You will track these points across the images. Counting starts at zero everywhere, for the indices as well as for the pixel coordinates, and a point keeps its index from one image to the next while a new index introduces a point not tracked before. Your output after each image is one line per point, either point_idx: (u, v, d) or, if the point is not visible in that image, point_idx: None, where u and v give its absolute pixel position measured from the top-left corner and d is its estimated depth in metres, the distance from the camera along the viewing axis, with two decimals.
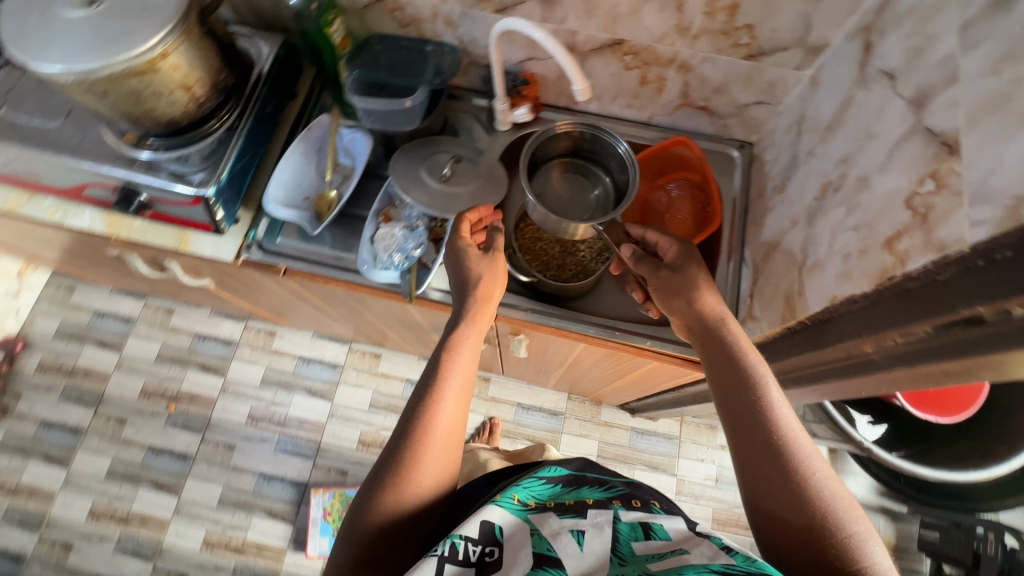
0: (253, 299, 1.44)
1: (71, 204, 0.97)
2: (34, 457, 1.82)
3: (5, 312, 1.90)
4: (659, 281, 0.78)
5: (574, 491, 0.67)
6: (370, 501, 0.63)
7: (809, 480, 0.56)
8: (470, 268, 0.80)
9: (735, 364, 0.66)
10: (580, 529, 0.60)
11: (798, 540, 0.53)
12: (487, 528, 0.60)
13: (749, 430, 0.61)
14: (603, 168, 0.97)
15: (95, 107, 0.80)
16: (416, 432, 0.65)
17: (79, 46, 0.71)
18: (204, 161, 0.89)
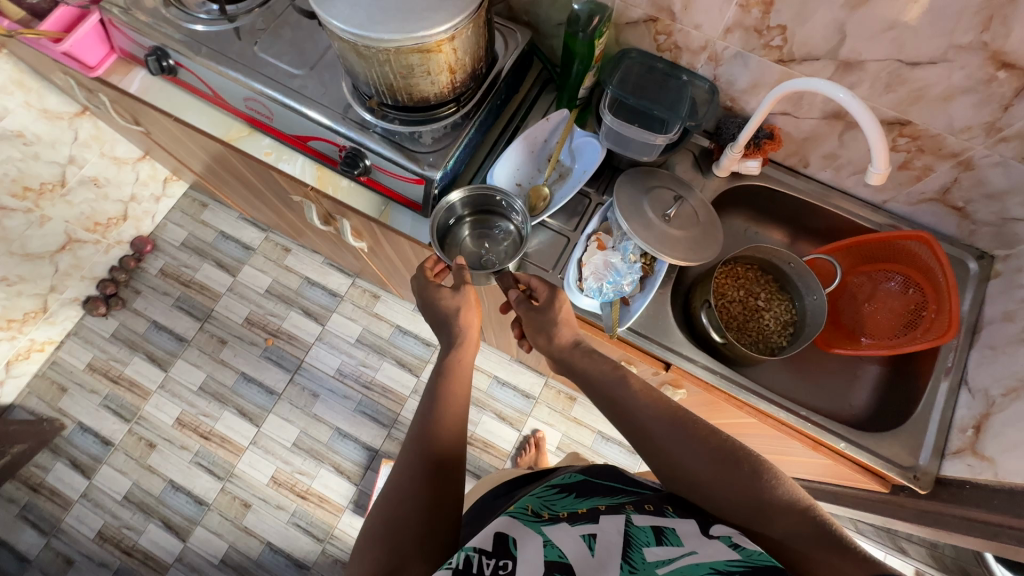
0: (390, 269, 1.45)
1: (288, 149, 0.99)
2: (139, 354, 1.93)
3: (144, 213, 2.01)
4: (530, 323, 0.80)
5: (583, 504, 0.65)
6: (381, 520, 0.64)
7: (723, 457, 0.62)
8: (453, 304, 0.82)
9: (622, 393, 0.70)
10: (592, 532, 0.55)
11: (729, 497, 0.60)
12: (500, 539, 0.56)
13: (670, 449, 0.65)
14: (504, 215, 0.93)
15: (359, 70, 0.79)
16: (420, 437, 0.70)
17: (383, 14, 0.70)
18: (436, 143, 0.88)
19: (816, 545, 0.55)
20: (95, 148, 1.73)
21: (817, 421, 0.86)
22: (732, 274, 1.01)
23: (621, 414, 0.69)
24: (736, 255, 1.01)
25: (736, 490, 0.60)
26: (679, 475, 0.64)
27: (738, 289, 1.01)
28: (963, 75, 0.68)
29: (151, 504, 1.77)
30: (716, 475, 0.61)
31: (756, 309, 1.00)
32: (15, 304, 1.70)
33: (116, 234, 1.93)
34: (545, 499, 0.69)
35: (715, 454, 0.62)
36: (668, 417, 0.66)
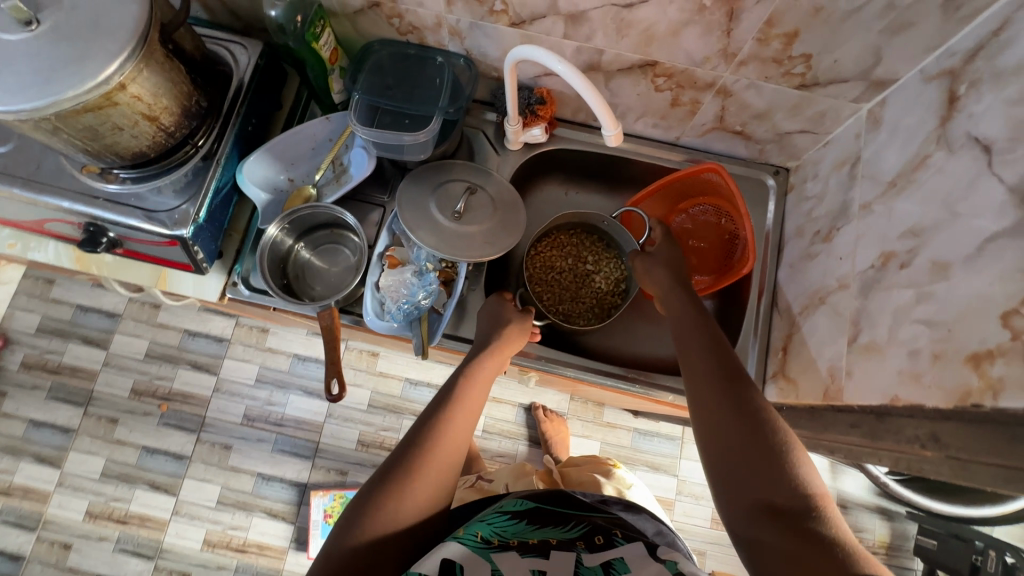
0: None
1: (31, 235, 0.87)
2: (25, 457, 1.78)
3: None
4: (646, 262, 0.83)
5: (536, 532, 0.65)
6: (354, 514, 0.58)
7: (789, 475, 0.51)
8: (503, 317, 0.81)
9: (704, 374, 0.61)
10: (541, 569, 0.57)
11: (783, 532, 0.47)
12: (447, 566, 0.56)
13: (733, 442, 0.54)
14: (348, 228, 0.87)
15: (43, 139, 0.68)
16: (418, 439, 0.64)
17: (18, 78, 0.59)
18: (180, 195, 0.79)
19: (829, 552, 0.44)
20: None
21: (643, 382, 0.88)
22: (560, 246, 0.98)
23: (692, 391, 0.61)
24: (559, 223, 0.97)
25: (758, 470, 0.52)
26: (707, 431, 0.58)
27: (568, 258, 0.98)
28: (676, 8, 0.64)
29: None
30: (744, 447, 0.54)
31: (588, 275, 0.98)
32: None
33: None
34: (494, 524, 0.65)
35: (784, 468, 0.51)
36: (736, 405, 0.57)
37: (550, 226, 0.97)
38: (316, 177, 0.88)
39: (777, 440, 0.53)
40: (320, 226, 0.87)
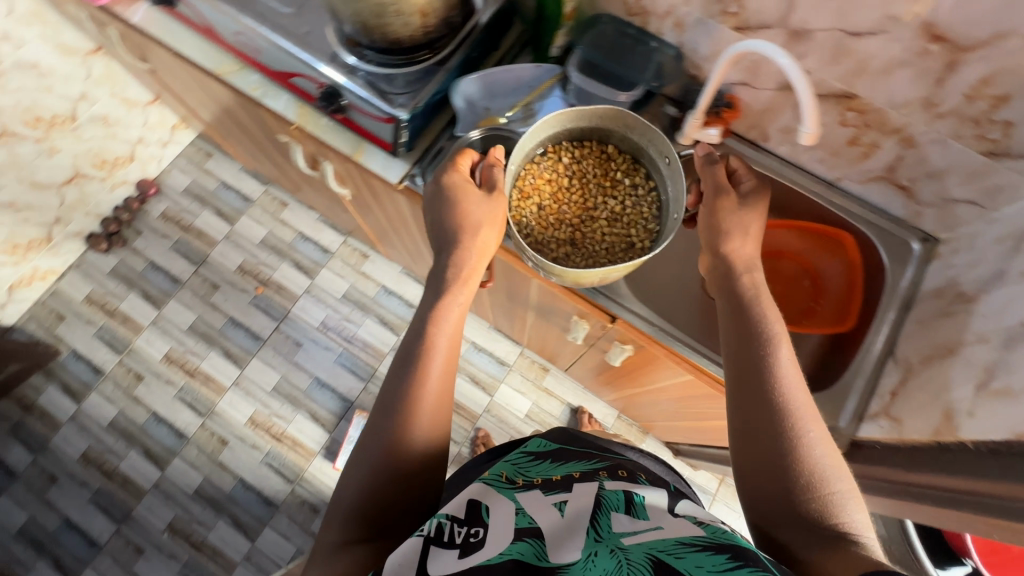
0: (375, 222, 1.51)
1: (273, 86, 1.04)
2: (136, 291, 2.01)
3: (151, 157, 2.07)
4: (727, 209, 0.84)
5: (560, 468, 0.76)
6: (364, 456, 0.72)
7: (798, 473, 0.63)
8: (438, 199, 0.88)
9: (740, 379, 0.73)
10: (564, 499, 0.67)
11: (788, 517, 0.61)
12: (474, 505, 0.69)
13: (755, 441, 0.67)
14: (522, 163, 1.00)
15: (341, 6, 0.84)
16: (406, 376, 0.76)
17: None
18: (408, 87, 0.93)
19: (830, 547, 0.56)
20: (107, 88, 1.79)
21: None
22: (579, 163, 0.97)
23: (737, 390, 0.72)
24: (584, 132, 0.97)
25: (777, 483, 0.64)
26: (741, 443, 0.69)
27: (579, 179, 0.98)
28: (901, 47, 0.72)
29: (135, 433, 1.85)
30: (771, 461, 0.65)
31: (592, 213, 0.98)
32: (21, 228, 1.80)
33: (122, 173, 2.00)
34: (519, 467, 0.79)
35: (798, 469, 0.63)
36: (758, 418, 0.68)
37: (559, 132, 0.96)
38: (508, 113, 1.00)
39: (802, 459, 0.64)
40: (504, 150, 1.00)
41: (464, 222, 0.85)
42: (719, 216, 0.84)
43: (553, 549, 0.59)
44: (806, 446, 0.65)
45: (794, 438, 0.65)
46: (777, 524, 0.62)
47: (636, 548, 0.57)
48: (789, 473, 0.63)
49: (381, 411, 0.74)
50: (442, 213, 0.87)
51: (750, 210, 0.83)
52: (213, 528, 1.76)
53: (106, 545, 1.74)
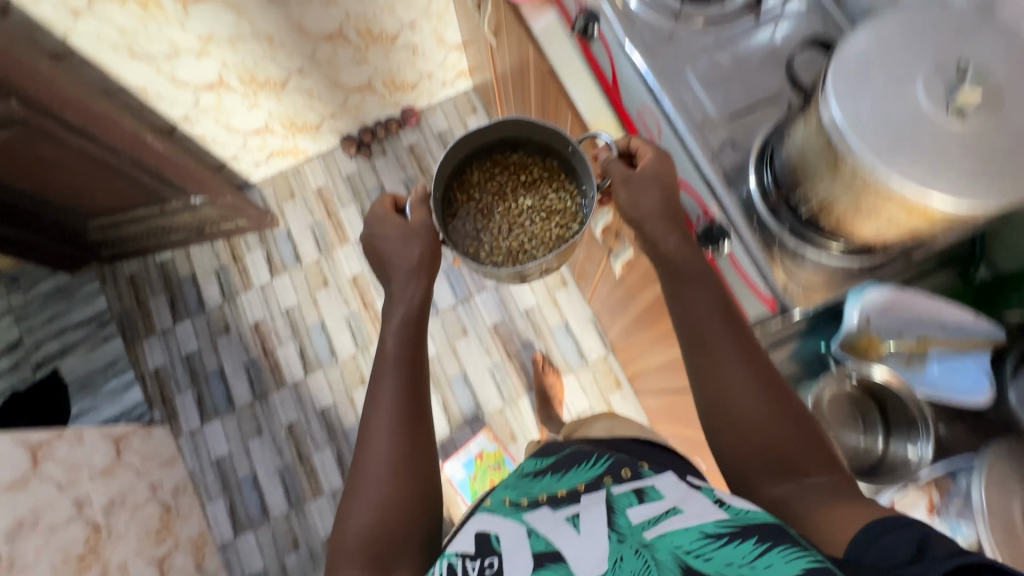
0: (615, 296, 1.37)
1: None
2: (358, 204, 2.10)
3: (428, 91, 2.09)
4: (627, 177, 0.82)
5: (563, 484, 0.73)
6: (360, 482, 0.75)
7: (738, 418, 0.72)
8: (403, 247, 0.90)
9: (711, 399, 0.75)
10: (575, 513, 0.65)
11: (781, 472, 0.68)
12: (484, 539, 0.65)
13: (738, 434, 0.71)
14: (888, 432, 0.85)
15: (810, 178, 0.68)
16: (372, 403, 0.81)
17: (911, 155, 0.56)
18: (810, 275, 0.78)
19: (813, 492, 0.64)
20: (433, 23, 1.78)
21: None
22: (496, 171, 0.94)
23: (717, 412, 0.74)
24: (484, 141, 0.92)
25: (766, 450, 0.70)
26: (716, 425, 0.74)
27: (499, 185, 0.95)
28: None
29: (300, 329, 1.98)
30: (749, 413, 0.71)
31: (513, 215, 0.95)
32: (305, 113, 1.91)
33: (399, 96, 2.04)
34: (519, 489, 0.75)
35: (738, 413, 0.72)
36: (730, 422, 0.73)
37: (478, 149, 0.92)
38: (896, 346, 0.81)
39: (769, 428, 0.70)
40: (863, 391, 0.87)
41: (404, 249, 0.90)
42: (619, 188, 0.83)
43: (579, 566, 0.58)
44: (737, 384, 0.73)
45: (749, 412, 0.71)
46: (754, 462, 0.69)
47: (661, 544, 0.58)
48: (727, 413, 0.73)
49: (371, 431, 0.78)
50: (398, 258, 0.90)
51: (662, 160, 0.81)
52: (320, 450, 1.86)
53: (239, 409, 1.92)
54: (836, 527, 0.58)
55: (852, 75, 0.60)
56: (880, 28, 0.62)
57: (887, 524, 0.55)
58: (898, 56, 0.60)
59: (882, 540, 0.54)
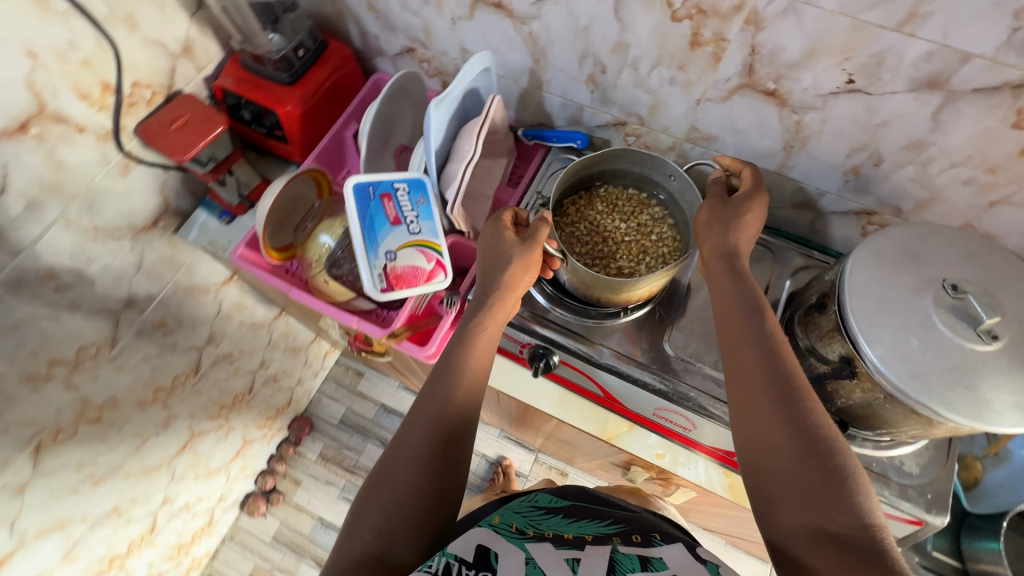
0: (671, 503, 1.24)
1: (682, 450, 0.84)
2: (307, 560, 1.64)
3: (304, 392, 1.79)
4: (713, 212, 0.70)
5: (570, 527, 0.61)
6: (373, 480, 0.56)
7: (797, 413, 0.52)
8: (506, 253, 0.69)
9: (760, 373, 0.56)
10: (576, 558, 0.54)
11: (821, 509, 0.48)
12: (480, 551, 0.52)
13: (776, 434, 0.52)
14: None
15: (884, 420, 0.66)
16: (428, 413, 0.59)
17: (994, 393, 0.57)
18: (926, 471, 0.72)
19: (836, 555, 0.45)
20: (281, 345, 1.54)
21: None
22: (589, 200, 0.84)
23: (746, 385, 0.57)
24: (585, 173, 0.83)
25: (799, 467, 0.50)
26: (741, 415, 0.56)
27: (592, 227, 0.82)
28: None
29: None
30: (786, 435, 0.52)
31: (607, 252, 0.81)
32: (187, 528, 1.48)
33: (279, 421, 1.71)
34: (529, 519, 0.63)
35: (798, 409, 0.52)
36: (778, 405, 0.53)
37: (572, 178, 0.82)
38: None
39: (825, 443, 0.51)
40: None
41: (494, 258, 0.70)
42: (699, 229, 0.70)
43: None
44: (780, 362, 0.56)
45: (803, 413, 0.52)
46: (791, 482, 0.50)
47: None
48: (781, 395, 0.54)
49: (409, 444, 0.57)
50: (488, 262, 0.70)
51: (749, 210, 0.68)
52: None
53: None
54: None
55: (882, 346, 0.60)
56: (856, 283, 0.64)
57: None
58: (896, 305, 0.62)
59: None
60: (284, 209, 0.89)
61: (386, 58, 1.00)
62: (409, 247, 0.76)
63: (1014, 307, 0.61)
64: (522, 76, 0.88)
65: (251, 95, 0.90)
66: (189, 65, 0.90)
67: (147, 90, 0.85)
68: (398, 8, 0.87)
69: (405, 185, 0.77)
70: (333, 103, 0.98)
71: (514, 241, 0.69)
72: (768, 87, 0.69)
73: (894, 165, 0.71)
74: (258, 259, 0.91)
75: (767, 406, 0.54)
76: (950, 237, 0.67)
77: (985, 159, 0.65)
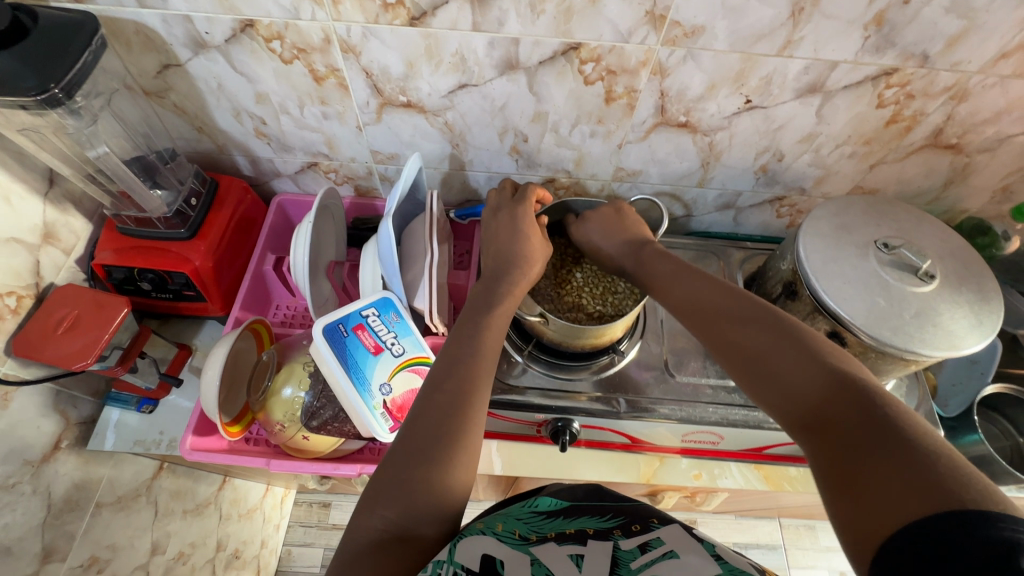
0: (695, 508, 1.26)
1: (713, 461, 0.86)
2: None
3: (269, 552, 1.54)
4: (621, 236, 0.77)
5: (570, 515, 0.52)
6: (384, 464, 0.50)
7: (765, 322, 0.56)
8: (517, 229, 0.74)
9: (726, 304, 0.60)
10: (582, 552, 0.46)
11: (814, 397, 0.48)
12: (488, 564, 0.45)
13: (753, 345, 0.55)
14: None
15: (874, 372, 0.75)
16: (434, 419, 0.53)
17: (955, 320, 0.67)
18: (908, 399, 0.83)
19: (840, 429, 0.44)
20: (233, 514, 1.32)
21: None
22: None
23: (715, 313, 0.60)
24: None
25: (788, 364, 0.51)
26: (726, 352, 0.58)
27: (551, 281, 0.82)
28: None
29: None
30: (764, 342, 0.54)
31: (574, 300, 0.80)
32: None
33: None
34: (527, 522, 0.52)
35: (767, 320, 0.56)
36: (750, 321, 0.57)
37: None
38: None
39: (803, 338, 0.53)
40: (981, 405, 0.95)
41: (500, 248, 0.73)
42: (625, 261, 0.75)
43: None
44: (738, 293, 0.61)
45: (773, 321, 0.56)
46: (785, 379, 0.51)
47: None
48: (746, 316, 0.58)
49: (419, 438, 0.52)
50: (512, 251, 0.72)
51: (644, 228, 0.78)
52: None
53: None
54: (904, 509, 0.37)
55: (861, 313, 0.68)
56: (816, 266, 0.71)
57: (960, 509, 0.35)
58: (854, 276, 0.70)
59: (938, 517, 0.35)
60: (230, 376, 0.77)
61: (285, 178, 0.93)
62: (400, 371, 0.69)
63: (930, 247, 0.73)
64: (443, 162, 0.87)
65: (143, 262, 0.78)
66: (55, 251, 0.75)
67: (11, 297, 0.69)
68: (293, 128, 0.81)
69: (374, 310, 0.71)
70: (241, 242, 0.88)
71: (541, 237, 0.75)
72: (681, 119, 0.76)
73: (794, 156, 0.82)
74: (213, 442, 0.77)
75: (739, 322, 0.57)
76: (859, 204, 0.78)
77: (861, 135, 0.77)
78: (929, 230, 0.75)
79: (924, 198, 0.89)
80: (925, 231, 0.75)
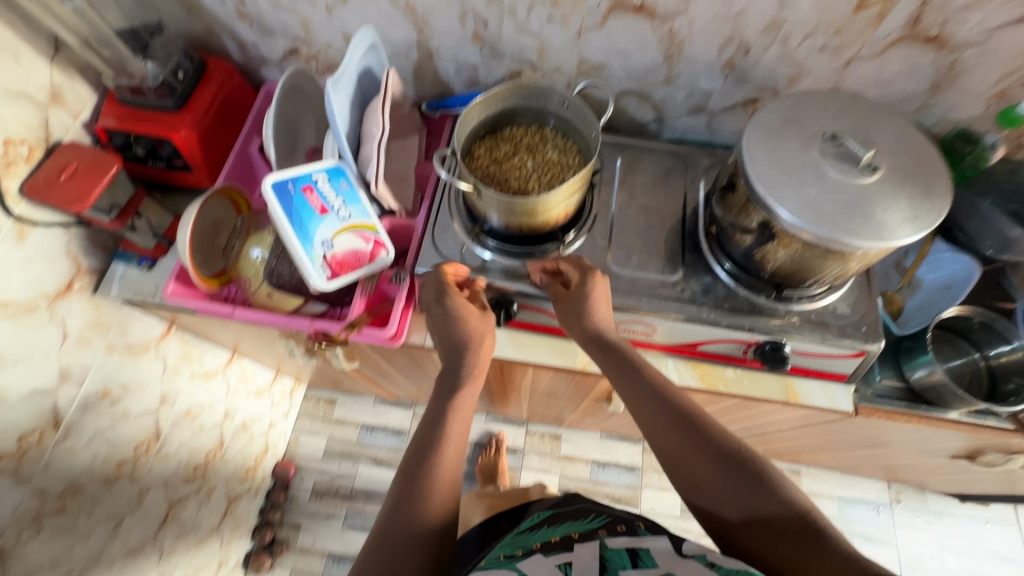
0: None
1: (652, 353, 0.91)
2: None
3: (278, 433, 1.73)
4: (564, 309, 0.77)
5: (557, 531, 0.66)
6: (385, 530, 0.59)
7: (704, 432, 0.64)
8: (452, 314, 0.76)
9: (668, 408, 0.66)
10: (568, 562, 0.58)
11: (749, 507, 0.59)
12: None
13: (698, 454, 0.63)
14: None
15: (812, 271, 0.74)
16: (419, 480, 0.62)
17: (892, 212, 0.65)
18: (855, 308, 0.81)
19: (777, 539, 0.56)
20: (242, 391, 1.48)
21: None
22: (495, 144, 0.86)
23: (653, 417, 0.67)
24: (488, 116, 0.85)
25: (730, 478, 0.60)
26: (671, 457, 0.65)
27: (502, 167, 0.84)
28: None
29: None
30: (709, 460, 0.62)
31: (522, 185, 0.82)
32: None
33: (261, 470, 1.64)
34: (517, 542, 0.67)
35: (701, 426, 0.64)
36: (687, 431, 0.64)
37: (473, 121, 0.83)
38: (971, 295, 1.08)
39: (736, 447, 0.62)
40: (946, 330, 0.93)
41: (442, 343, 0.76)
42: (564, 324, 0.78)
43: None
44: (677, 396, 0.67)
45: (711, 430, 0.64)
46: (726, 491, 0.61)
47: None
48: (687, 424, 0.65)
49: (411, 496, 0.60)
50: (455, 339, 0.74)
51: (593, 289, 0.75)
52: None
53: None
54: None
55: (791, 201, 0.67)
56: (754, 155, 0.70)
57: None
58: (792, 165, 0.69)
59: None
60: (207, 234, 0.86)
61: (272, 66, 0.99)
62: (344, 233, 0.76)
63: (884, 143, 0.70)
64: (411, 50, 0.90)
65: (137, 128, 0.87)
66: (62, 113, 0.85)
67: (24, 147, 0.80)
68: (269, 9, 0.86)
69: (324, 174, 0.77)
70: (229, 122, 0.96)
71: (478, 314, 0.77)
72: (635, 2, 0.75)
73: (761, 49, 0.79)
74: (191, 291, 0.88)
75: (682, 431, 0.64)
76: (820, 98, 0.75)
77: (830, 23, 0.73)
78: (889, 127, 0.72)
79: (910, 105, 0.84)
80: (885, 128, 0.72)
